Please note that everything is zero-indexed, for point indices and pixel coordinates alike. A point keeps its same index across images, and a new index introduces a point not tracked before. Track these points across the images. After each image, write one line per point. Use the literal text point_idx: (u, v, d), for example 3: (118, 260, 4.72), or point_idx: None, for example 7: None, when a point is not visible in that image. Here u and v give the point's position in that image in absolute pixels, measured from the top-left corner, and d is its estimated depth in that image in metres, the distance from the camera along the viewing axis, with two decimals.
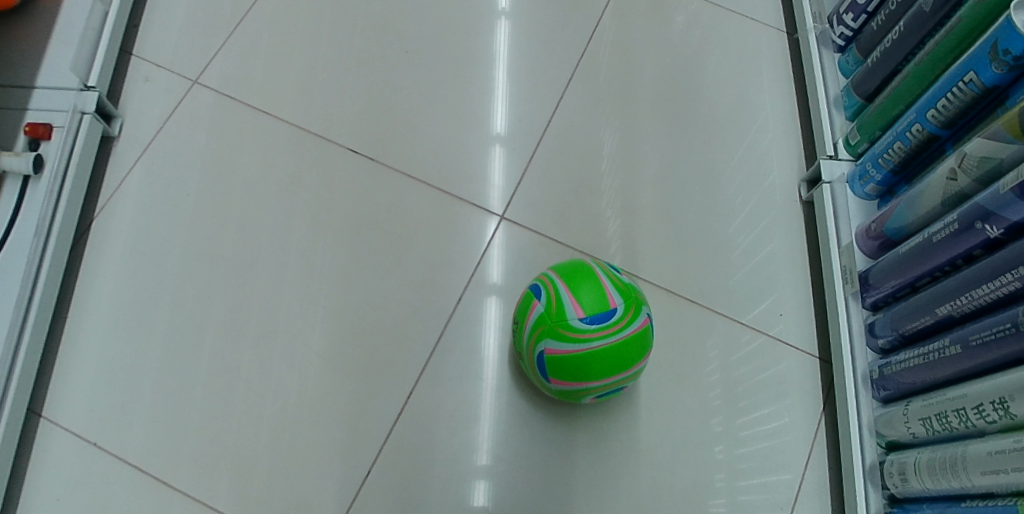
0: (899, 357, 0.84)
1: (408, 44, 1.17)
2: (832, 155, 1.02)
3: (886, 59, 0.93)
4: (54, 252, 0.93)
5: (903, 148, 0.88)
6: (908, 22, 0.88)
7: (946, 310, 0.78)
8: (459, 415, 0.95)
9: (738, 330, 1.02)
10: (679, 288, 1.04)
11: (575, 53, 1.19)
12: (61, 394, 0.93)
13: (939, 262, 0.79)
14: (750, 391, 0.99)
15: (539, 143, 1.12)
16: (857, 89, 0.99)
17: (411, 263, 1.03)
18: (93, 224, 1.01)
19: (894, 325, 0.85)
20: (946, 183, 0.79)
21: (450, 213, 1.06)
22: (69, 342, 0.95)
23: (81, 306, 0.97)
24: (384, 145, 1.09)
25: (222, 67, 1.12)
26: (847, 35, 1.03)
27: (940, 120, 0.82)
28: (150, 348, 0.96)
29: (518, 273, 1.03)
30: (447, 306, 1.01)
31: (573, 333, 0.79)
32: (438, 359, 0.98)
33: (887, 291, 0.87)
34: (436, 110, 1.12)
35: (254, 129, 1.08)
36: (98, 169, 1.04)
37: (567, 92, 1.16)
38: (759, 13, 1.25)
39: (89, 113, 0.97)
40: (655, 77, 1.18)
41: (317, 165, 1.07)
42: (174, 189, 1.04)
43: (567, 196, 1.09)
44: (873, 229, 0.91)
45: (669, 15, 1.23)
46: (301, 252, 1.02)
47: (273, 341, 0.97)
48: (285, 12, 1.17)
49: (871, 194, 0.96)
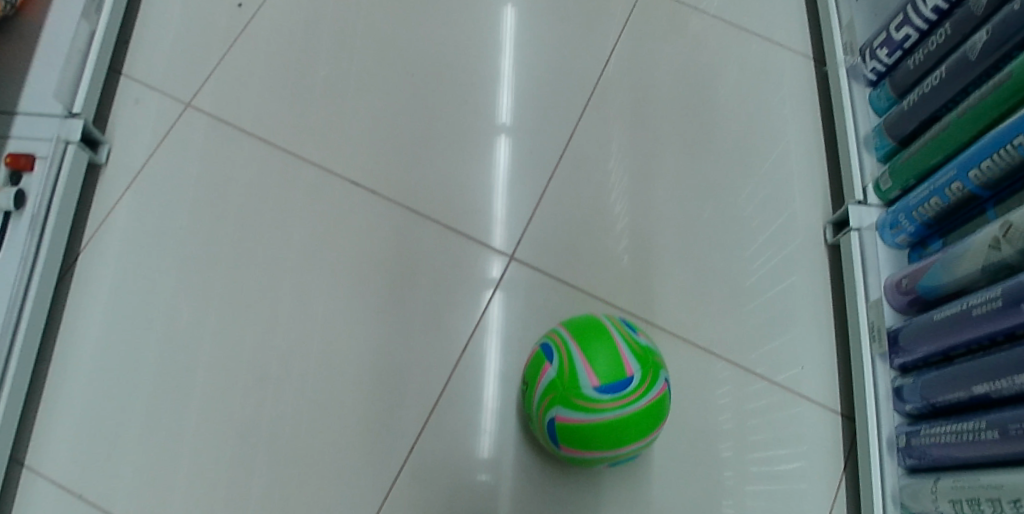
0: (930, 429, 0.80)
1: (413, 67, 1.11)
2: (862, 200, 0.96)
3: (923, 105, 0.87)
4: (36, 295, 0.89)
5: (940, 204, 0.82)
6: (951, 68, 0.83)
7: (982, 389, 0.74)
8: (463, 471, 0.92)
9: (755, 384, 0.98)
10: (695, 337, 0.99)
11: (591, 79, 1.13)
12: (45, 440, 0.90)
13: (978, 336, 0.75)
14: (765, 443, 0.95)
15: (551, 181, 1.06)
16: (889, 131, 0.93)
17: (415, 308, 0.99)
18: (80, 259, 0.97)
19: (925, 393, 0.81)
20: (988, 250, 0.74)
21: (455, 253, 1.02)
22: (52, 387, 0.92)
23: (66, 347, 0.93)
24: (389, 177, 1.05)
25: (216, 90, 1.07)
26: (880, 70, 0.97)
27: (982, 180, 0.77)
28: (139, 393, 0.92)
29: (525, 318, 0.99)
30: (452, 355, 0.97)
31: (587, 403, 0.75)
32: (440, 410, 0.95)
33: (919, 355, 0.83)
34: (443, 140, 1.07)
35: (251, 159, 1.04)
36: (85, 200, 1.00)
37: (581, 122, 1.10)
38: (786, 38, 1.18)
39: (74, 143, 0.93)
40: (674, 106, 1.12)
41: (318, 200, 1.03)
42: (165, 223, 1.00)
43: (578, 235, 1.04)
44: (904, 285, 0.86)
45: (689, 38, 1.17)
46: (299, 294, 0.98)
47: (270, 389, 0.94)
48: (284, 31, 1.11)
49: (902, 244, 0.91)
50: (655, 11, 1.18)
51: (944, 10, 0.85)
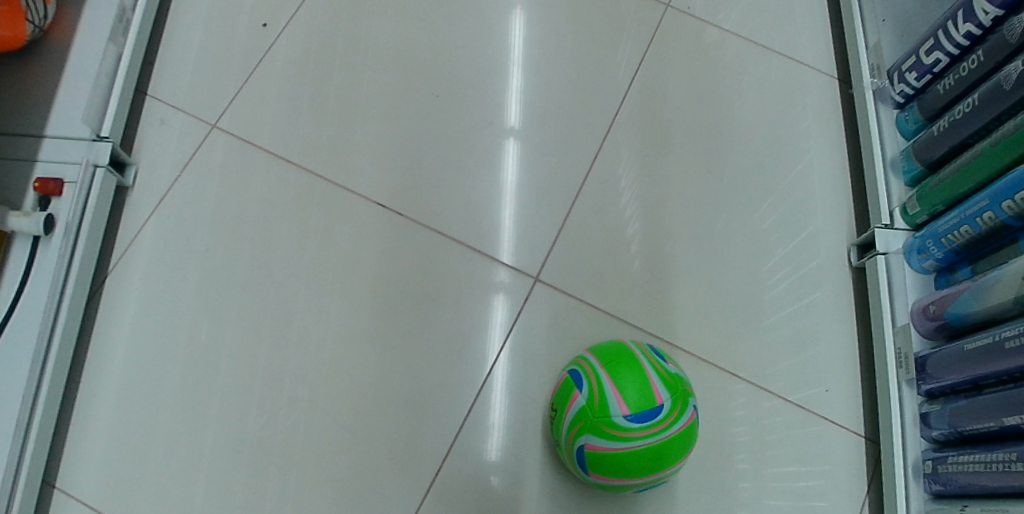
0: (957, 457, 0.80)
1: (437, 87, 1.11)
2: (888, 224, 0.97)
3: (954, 131, 0.87)
4: (66, 319, 0.91)
5: (970, 232, 0.83)
6: (984, 95, 0.83)
7: (1011, 421, 0.74)
8: (487, 494, 0.93)
9: (779, 406, 0.98)
10: (719, 360, 0.99)
11: (614, 99, 1.13)
12: (74, 464, 0.90)
13: (1008, 368, 0.75)
14: (788, 464, 0.95)
15: (574, 202, 1.06)
16: (918, 155, 0.93)
17: (440, 330, 0.99)
18: (108, 281, 0.98)
19: (952, 420, 0.82)
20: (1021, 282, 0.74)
21: (480, 274, 1.02)
22: (81, 410, 0.92)
23: (94, 370, 0.94)
24: (413, 199, 1.05)
25: (241, 110, 1.07)
26: (908, 93, 0.98)
27: (1015, 211, 0.77)
28: (166, 417, 0.93)
29: (551, 342, 0.99)
30: (476, 377, 0.97)
31: (616, 431, 0.75)
32: (466, 433, 0.95)
33: (947, 382, 0.83)
34: (466, 161, 1.07)
35: (275, 180, 1.04)
36: (112, 222, 1.00)
37: (604, 143, 1.10)
38: (809, 56, 1.17)
39: (102, 166, 0.95)
40: (696, 125, 1.11)
41: (342, 222, 1.03)
42: (191, 245, 1.00)
43: (602, 257, 1.04)
44: (931, 310, 0.87)
45: (713, 57, 1.16)
46: (326, 316, 0.98)
47: (295, 413, 0.94)
48: (307, 51, 1.12)
49: (929, 269, 0.91)
50: (678, 29, 1.18)
51: (977, 36, 0.86)
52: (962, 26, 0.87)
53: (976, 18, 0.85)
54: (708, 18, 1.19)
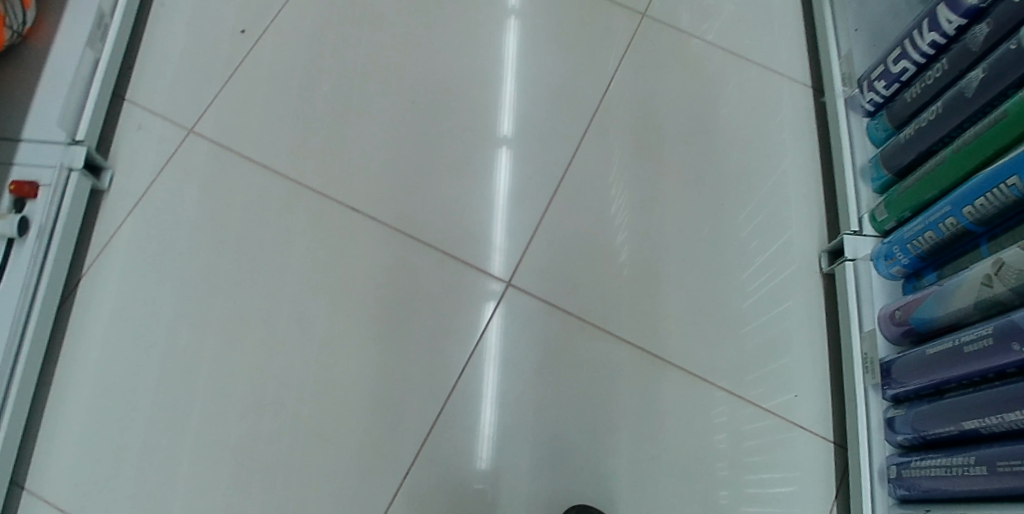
0: (920, 461, 0.82)
1: (414, 93, 1.12)
2: (857, 230, 0.98)
3: (919, 138, 0.88)
4: (38, 320, 0.92)
5: (933, 238, 0.83)
6: (947, 103, 0.85)
7: (972, 425, 0.75)
8: (456, 496, 0.93)
9: (749, 411, 0.98)
10: (689, 365, 1.00)
11: (589, 105, 1.14)
12: (45, 464, 0.91)
13: (969, 372, 0.76)
14: (757, 468, 0.96)
15: (549, 207, 1.07)
16: (886, 163, 0.94)
17: (413, 332, 1.00)
18: (82, 283, 0.98)
19: (915, 425, 0.83)
20: (980, 287, 0.76)
21: (454, 279, 1.03)
22: (52, 410, 0.93)
23: (66, 371, 0.95)
24: (386, 203, 1.06)
25: (218, 116, 1.09)
26: (877, 101, 0.99)
27: (976, 217, 0.78)
28: (137, 418, 0.93)
29: (522, 347, 1.00)
30: (447, 381, 0.98)
31: None
32: (436, 436, 0.95)
33: (911, 388, 0.84)
34: (442, 166, 1.08)
35: (252, 184, 1.05)
36: (86, 225, 1.01)
37: (578, 149, 1.11)
38: (783, 65, 1.18)
39: (76, 169, 0.97)
40: (673, 132, 1.12)
41: (316, 224, 1.04)
42: (166, 248, 1.01)
43: (576, 262, 1.04)
44: (897, 316, 0.88)
45: (689, 65, 1.17)
46: (299, 320, 0.99)
47: (266, 415, 0.95)
48: (285, 58, 1.13)
49: (896, 275, 0.92)
50: (655, 37, 1.19)
51: (941, 45, 0.88)
52: (927, 35, 0.88)
53: (941, 28, 0.86)
54: (684, 27, 1.20)
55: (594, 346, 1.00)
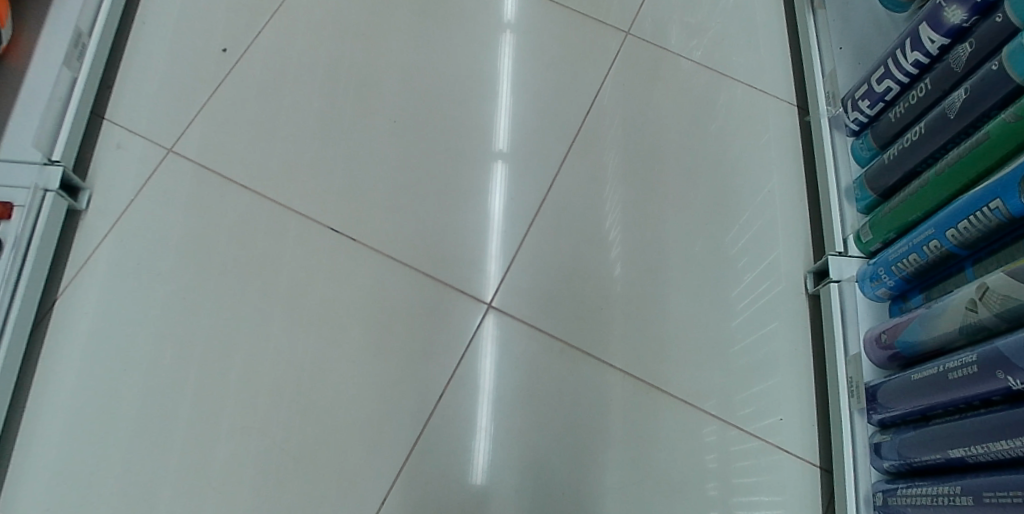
0: (906, 489, 0.80)
1: (396, 113, 1.11)
2: (842, 251, 0.97)
3: (903, 159, 0.87)
4: (10, 342, 0.91)
5: (918, 261, 0.82)
6: (930, 124, 0.84)
7: (958, 453, 0.74)
8: None
9: (735, 435, 0.96)
10: (674, 387, 0.98)
11: (574, 125, 1.13)
12: (15, 491, 0.89)
13: (954, 399, 0.75)
14: (743, 492, 0.94)
15: (531, 227, 1.06)
16: (871, 183, 0.93)
17: (393, 354, 0.98)
18: (57, 304, 0.97)
19: (902, 452, 0.81)
20: (965, 312, 0.75)
21: (436, 300, 1.01)
22: (25, 435, 0.91)
23: (41, 394, 0.93)
24: (367, 223, 1.05)
25: (199, 135, 1.08)
26: (862, 121, 0.99)
27: (959, 240, 0.77)
28: (111, 443, 0.92)
29: (503, 369, 0.98)
30: (429, 403, 0.96)
31: None
32: (414, 461, 0.93)
33: (898, 413, 0.83)
34: (425, 185, 1.07)
35: (232, 204, 1.04)
36: (63, 245, 1.00)
37: (562, 169, 1.10)
38: (768, 83, 1.18)
39: (52, 190, 0.97)
40: (658, 151, 1.11)
41: (297, 244, 1.03)
42: (144, 268, 1.00)
43: (559, 282, 1.03)
44: (884, 339, 0.86)
45: (673, 84, 1.17)
46: (276, 342, 0.98)
47: (245, 437, 0.93)
48: (267, 76, 1.13)
49: (882, 297, 0.91)
50: (638, 56, 1.19)
51: (924, 65, 0.87)
52: (910, 55, 0.87)
53: (924, 47, 0.86)
54: (669, 47, 1.20)
55: (576, 370, 0.99)
